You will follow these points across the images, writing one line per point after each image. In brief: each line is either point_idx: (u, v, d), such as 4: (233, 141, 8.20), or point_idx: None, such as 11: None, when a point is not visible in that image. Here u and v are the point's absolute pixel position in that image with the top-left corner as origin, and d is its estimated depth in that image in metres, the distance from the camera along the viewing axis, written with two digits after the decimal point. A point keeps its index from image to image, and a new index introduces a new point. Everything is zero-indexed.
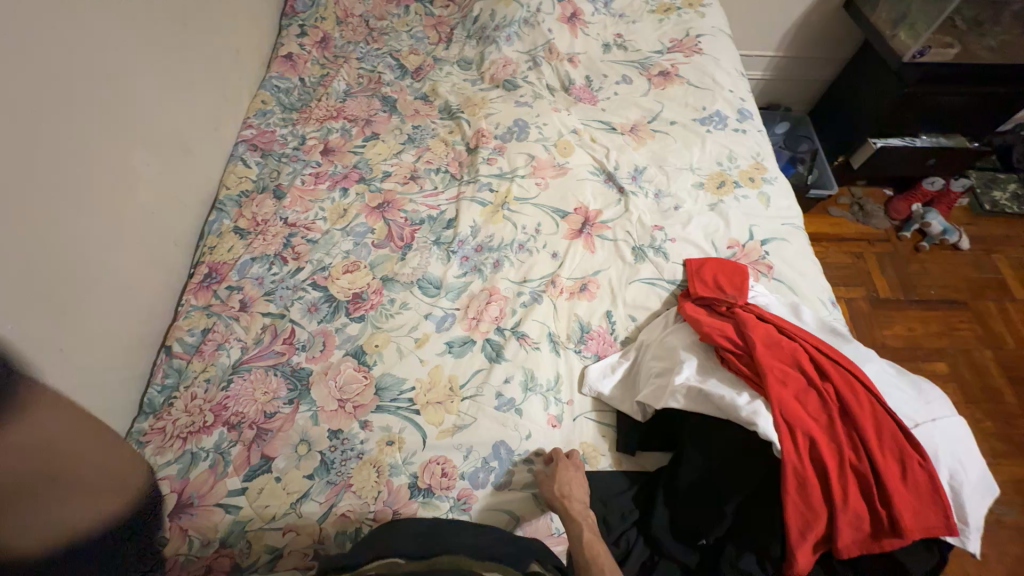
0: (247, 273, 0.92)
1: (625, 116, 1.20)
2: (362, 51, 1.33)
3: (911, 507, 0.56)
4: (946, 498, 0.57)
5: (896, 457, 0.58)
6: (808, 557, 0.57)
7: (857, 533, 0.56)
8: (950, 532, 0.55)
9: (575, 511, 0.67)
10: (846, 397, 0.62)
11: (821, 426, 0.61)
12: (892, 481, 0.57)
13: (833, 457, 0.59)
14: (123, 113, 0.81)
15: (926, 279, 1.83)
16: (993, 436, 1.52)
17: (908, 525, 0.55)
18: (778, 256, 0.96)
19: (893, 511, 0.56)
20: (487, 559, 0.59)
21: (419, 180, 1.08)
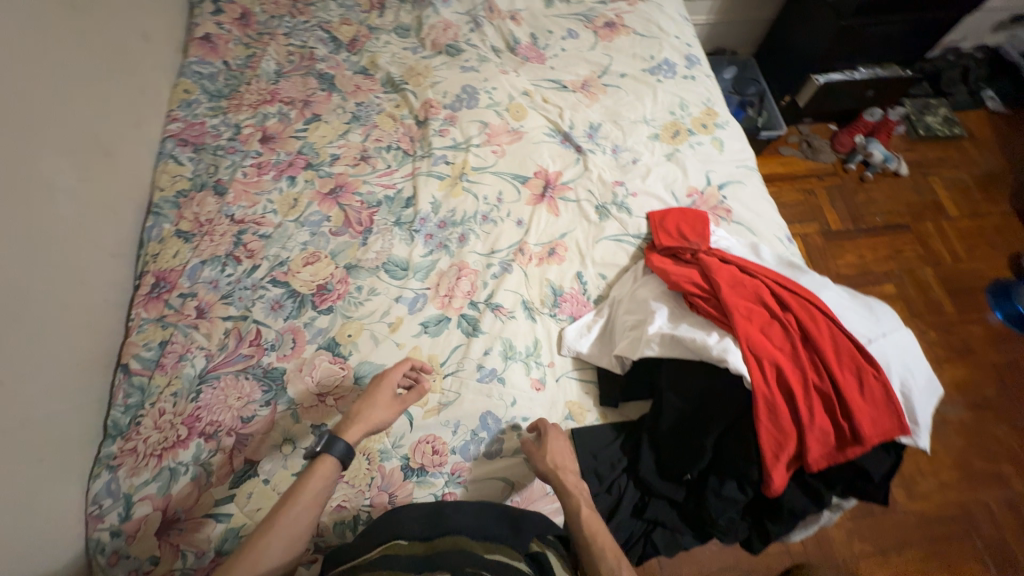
0: (199, 277, 0.86)
1: (575, 72, 1.17)
2: (289, 26, 1.23)
3: (869, 417, 0.60)
4: (900, 404, 0.61)
5: (854, 373, 0.62)
6: (782, 474, 0.61)
7: (824, 447, 0.61)
8: (904, 433, 0.60)
9: (568, 481, 0.68)
10: (807, 323, 0.66)
11: (785, 354, 0.64)
12: (851, 395, 0.61)
13: (797, 381, 0.62)
14: (26, 115, 0.71)
15: (872, 208, 1.94)
16: (935, 344, 1.67)
17: (868, 433, 0.60)
18: (735, 200, 0.99)
19: (854, 422, 0.60)
20: (486, 540, 0.63)
21: (370, 160, 1.03)
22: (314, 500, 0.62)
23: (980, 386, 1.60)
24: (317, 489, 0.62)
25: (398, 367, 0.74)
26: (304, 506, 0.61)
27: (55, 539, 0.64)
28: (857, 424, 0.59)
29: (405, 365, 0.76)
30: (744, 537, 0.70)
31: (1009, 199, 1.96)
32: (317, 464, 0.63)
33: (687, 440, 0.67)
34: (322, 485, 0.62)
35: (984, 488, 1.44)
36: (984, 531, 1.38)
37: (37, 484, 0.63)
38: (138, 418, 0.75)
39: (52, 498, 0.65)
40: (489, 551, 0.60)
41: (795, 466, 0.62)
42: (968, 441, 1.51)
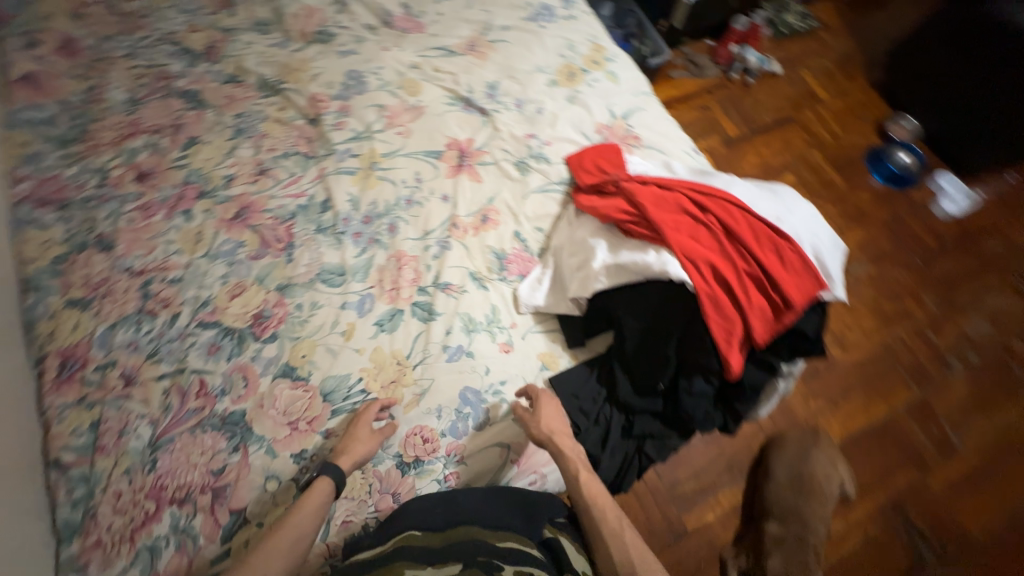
0: (112, 344, 0.77)
1: (458, 34, 1.13)
2: (127, 45, 1.08)
3: (794, 284, 0.68)
4: (815, 267, 0.69)
5: (773, 252, 0.69)
6: (738, 356, 0.68)
7: (765, 322, 0.68)
8: (824, 290, 0.68)
9: (565, 446, 0.71)
10: (728, 220, 0.72)
11: (715, 251, 0.70)
12: (776, 271, 0.68)
13: (731, 272, 0.69)
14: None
15: (759, 109, 2.10)
16: (835, 217, 1.89)
17: (797, 299, 0.67)
18: (641, 126, 1.03)
19: (783, 293, 0.67)
20: (502, 529, 0.67)
21: (270, 172, 0.95)
22: (311, 520, 0.65)
23: (876, 242, 1.85)
24: (315, 506, 0.65)
25: (369, 406, 0.74)
26: (303, 521, 0.64)
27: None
28: (786, 294, 0.67)
29: (373, 406, 0.74)
30: (721, 424, 0.77)
31: (865, 75, 2.20)
32: (318, 481, 0.67)
33: (653, 354, 0.72)
34: (318, 506, 0.66)
35: (897, 325, 1.69)
36: (903, 359, 1.64)
37: None
38: (93, 510, 0.68)
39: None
40: (502, 539, 0.65)
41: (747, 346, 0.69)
42: (877, 290, 1.75)
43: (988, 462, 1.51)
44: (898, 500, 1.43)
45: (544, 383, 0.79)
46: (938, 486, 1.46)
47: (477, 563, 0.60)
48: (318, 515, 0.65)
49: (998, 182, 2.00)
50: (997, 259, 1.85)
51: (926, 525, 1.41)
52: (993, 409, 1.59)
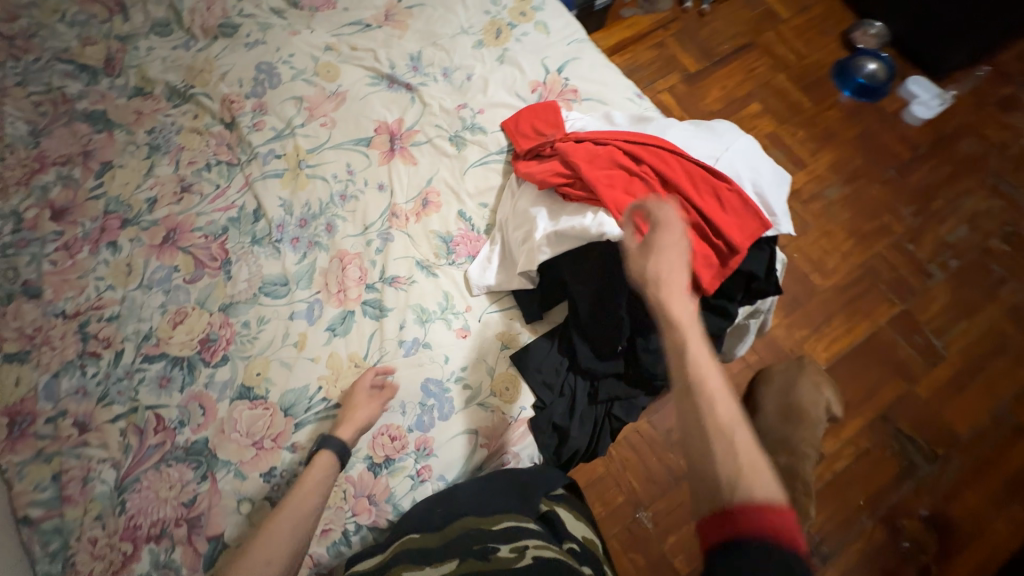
0: (60, 393, 0.75)
1: (373, 5, 1.04)
2: (18, 73, 0.99)
3: (736, 226, 0.64)
4: (757, 205, 0.65)
5: (712, 195, 0.66)
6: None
7: (711, 270, 0.64)
8: (768, 228, 0.64)
9: (670, 297, 0.54)
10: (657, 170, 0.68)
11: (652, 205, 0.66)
12: (716, 214, 0.64)
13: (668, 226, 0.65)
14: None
15: (718, 37, 2.00)
16: (806, 141, 1.83)
17: (740, 241, 0.63)
18: (577, 78, 0.97)
19: (725, 237, 0.63)
20: (497, 510, 0.66)
21: (194, 188, 0.90)
22: (311, 500, 0.64)
23: (849, 160, 1.80)
24: (315, 480, 0.65)
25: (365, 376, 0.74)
26: (305, 494, 0.64)
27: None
28: (728, 238, 0.63)
29: (368, 375, 0.74)
30: (688, 374, 0.76)
31: None
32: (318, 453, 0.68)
33: (607, 315, 0.71)
34: (316, 482, 0.65)
35: (876, 243, 1.67)
36: (884, 276, 1.63)
37: None
38: (70, 559, 0.67)
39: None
40: (497, 522, 0.64)
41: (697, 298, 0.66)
42: (853, 210, 1.72)
43: (974, 363, 1.53)
44: (888, 414, 1.46)
45: (507, 363, 0.77)
46: (926, 394, 1.49)
47: (472, 552, 0.59)
48: (317, 493, 0.65)
49: (972, 78, 1.92)
50: (974, 159, 1.80)
51: (917, 433, 1.44)
52: (977, 311, 1.59)
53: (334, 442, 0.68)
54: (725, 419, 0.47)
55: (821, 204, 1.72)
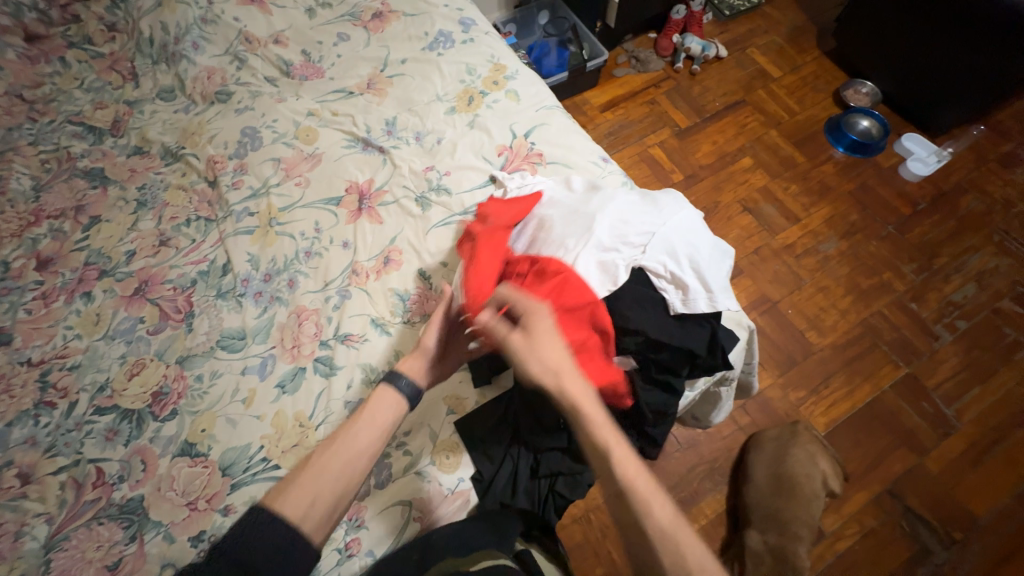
0: (11, 442, 0.77)
1: (358, 74, 1.12)
2: (33, 133, 1.09)
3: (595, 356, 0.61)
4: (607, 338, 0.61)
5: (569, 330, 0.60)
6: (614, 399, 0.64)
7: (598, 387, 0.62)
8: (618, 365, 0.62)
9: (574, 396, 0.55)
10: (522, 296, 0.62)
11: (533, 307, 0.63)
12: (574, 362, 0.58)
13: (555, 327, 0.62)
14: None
15: (709, 95, 2.06)
16: (800, 195, 1.82)
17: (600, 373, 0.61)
18: (543, 143, 1.00)
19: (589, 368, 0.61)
20: (474, 550, 0.64)
21: (171, 242, 0.94)
22: (373, 432, 0.67)
23: (845, 215, 1.77)
24: (374, 413, 0.68)
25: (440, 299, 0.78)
26: (360, 429, 0.66)
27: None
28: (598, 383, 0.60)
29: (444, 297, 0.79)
30: (637, 448, 0.73)
31: (817, 45, 2.14)
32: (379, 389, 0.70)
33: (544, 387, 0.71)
34: (376, 415, 0.68)
35: (876, 300, 1.61)
36: (886, 335, 1.55)
37: None
38: None
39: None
40: (476, 561, 0.62)
41: (629, 371, 0.64)
42: (850, 265, 1.67)
43: (990, 435, 1.41)
44: (894, 488, 1.34)
45: (450, 430, 0.75)
46: (937, 468, 1.37)
47: None
48: (379, 425, 0.67)
49: (969, 136, 1.90)
50: (977, 216, 1.75)
51: (929, 511, 1.32)
52: (989, 377, 1.49)
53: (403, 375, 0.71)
54: (666, 523, 0.51)
55: (815, 259, 1.68)
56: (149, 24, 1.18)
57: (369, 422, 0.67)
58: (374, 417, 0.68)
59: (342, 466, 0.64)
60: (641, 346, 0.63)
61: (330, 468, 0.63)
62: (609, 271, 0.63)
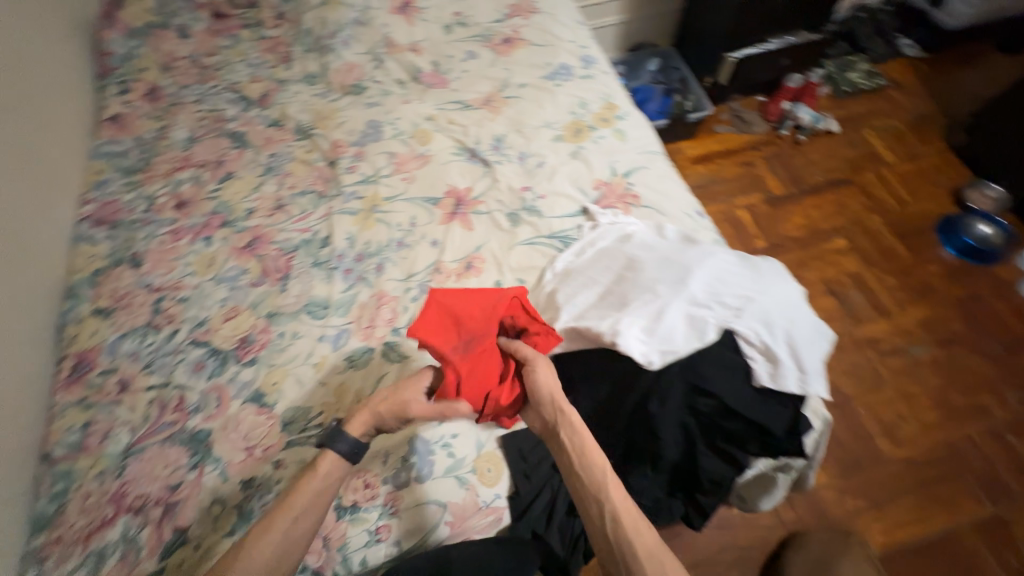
0: (119, 351, 0.86)
1: (478, 90, 1.21)
2: (198, 93, 1.26)
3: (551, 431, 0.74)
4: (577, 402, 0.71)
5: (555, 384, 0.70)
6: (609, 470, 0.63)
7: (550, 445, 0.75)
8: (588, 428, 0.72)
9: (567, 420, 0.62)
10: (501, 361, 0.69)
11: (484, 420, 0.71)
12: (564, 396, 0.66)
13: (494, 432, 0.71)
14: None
15: (812, 168, 1.98)
16: (896, 289, 1.68)
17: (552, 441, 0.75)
18: (641, 185, 1.01)
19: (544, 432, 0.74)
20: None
21: (286, 208, 1.05)
22: (311, 512, 0.62)
23: (945, 322, 1.61)
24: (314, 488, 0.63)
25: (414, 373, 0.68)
26: (299, 506, 0.62)
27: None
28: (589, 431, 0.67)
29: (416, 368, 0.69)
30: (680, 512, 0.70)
31: (944, 137, 2.00)
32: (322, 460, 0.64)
33: (605, 427, 0.66)
34: (314, 492, 0.63)
35: (968, 422, 1.44)
36: (975, 466, 1.37)
37: None
38: (64, 505, 0.74)
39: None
40: None
41: (692, 431, 0.61)
42: (943, 377, 1.51)
43: None
44: None
45: (494, 442, 0.75)
46: None
47: None
48: (319, 504, 0.63)
49: None
50: None
51: None
52: None
53: (346, 438, 0.65)
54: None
55: (902, 362, 1.53)
56: (312, 18, 1.34)
57: (309, 498, 0.63)
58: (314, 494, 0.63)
59: (281, 544, 0.60)
60: (712, 410, 0.59)
61: (267, 553, 0.59)
62: (698, 327, 0.60)
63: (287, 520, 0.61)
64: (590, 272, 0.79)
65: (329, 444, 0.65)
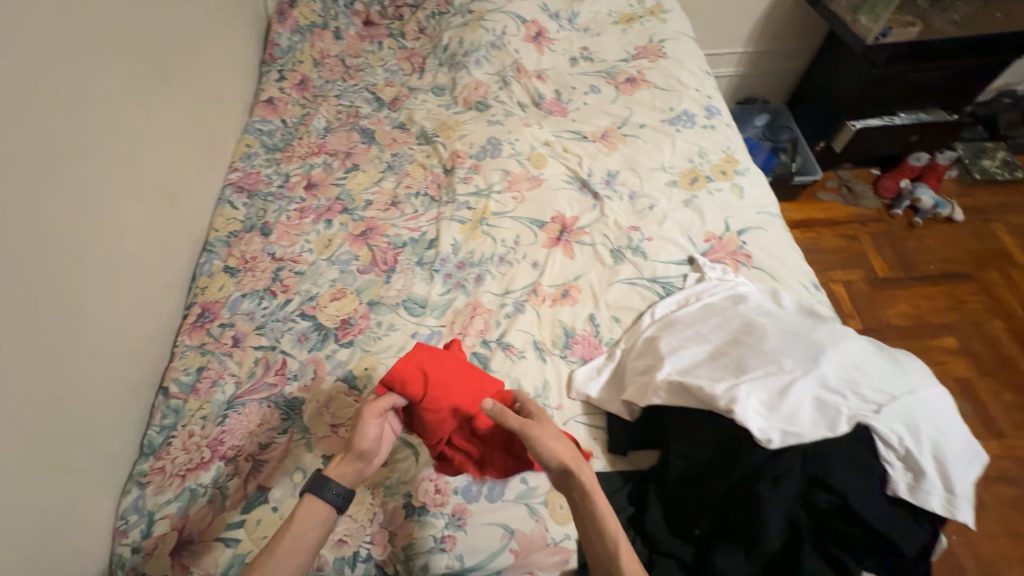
0: (238, 309, 0.95)
1: (596, 123, 1.23)
2: (340, 88, 1.39)
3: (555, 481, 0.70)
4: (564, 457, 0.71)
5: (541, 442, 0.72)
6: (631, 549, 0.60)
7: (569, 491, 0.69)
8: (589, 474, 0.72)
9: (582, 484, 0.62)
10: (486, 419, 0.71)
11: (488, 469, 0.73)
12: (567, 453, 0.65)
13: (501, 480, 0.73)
14: (105, 157, 0.83)
15: (926, 255, 1.81)
16: (1013, 408, 1.48)
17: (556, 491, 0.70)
18: (755, 246, 0.97)
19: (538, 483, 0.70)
20: None
21: (400, 205, 1.11)
22: (298, 557, 0.59)
23: None
24: (300, 532, 0.61)
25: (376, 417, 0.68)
26: (288, 549, 0.59)
27: (74, 553, 0.68)
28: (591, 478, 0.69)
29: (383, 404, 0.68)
30: None
31: None
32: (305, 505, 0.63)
33: (700, 494, 0.62)
34: (301, 536, 0.61)
35: None
36: None
37: (61, 503, 0.67)
38: (170, 439, 0.81)
39: (60, 513, 0.67)
40: None
41: (803, 525, 0.56)
42: None
43: None
44: None
45: None
46: None
47: None
48: (305, 547, 0.60)
49: None
50: None
51: None
52: None
53: (332, 488, 0.64)
54: None
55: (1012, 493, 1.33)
56: (451, 35, 1.43)
57: (294, 544, 0.60)
58: (302, 538, 0.61)
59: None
60: (833, 509, 0.55)
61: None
62: (829, 415, 0.56)
63: (269, 573, 0.57)
64: (699, 327, 0.77)
65: (310, 493, 0.63)
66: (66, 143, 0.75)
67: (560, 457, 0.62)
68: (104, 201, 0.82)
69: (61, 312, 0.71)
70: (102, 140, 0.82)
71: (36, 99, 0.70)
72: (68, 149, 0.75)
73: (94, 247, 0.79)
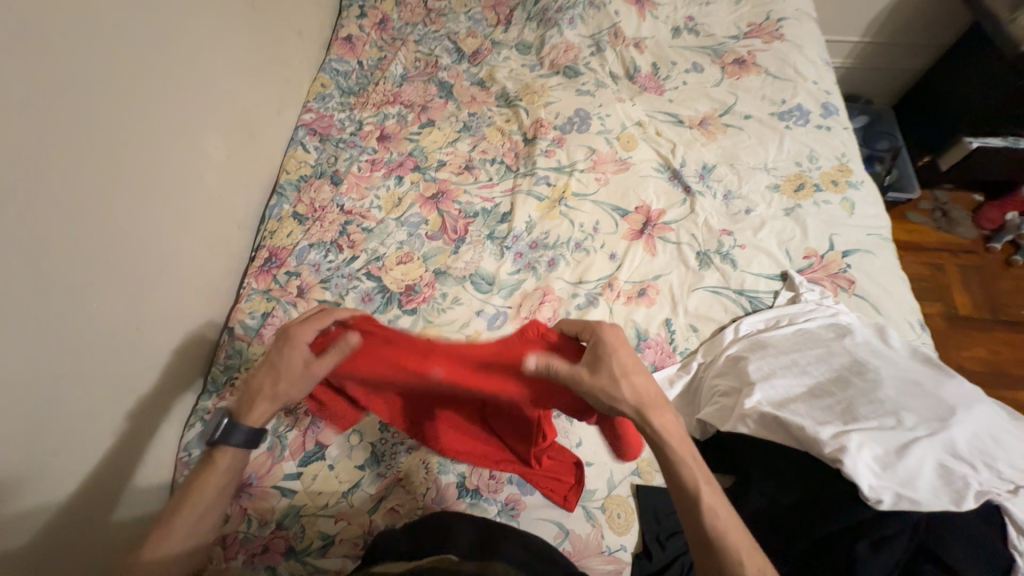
0: (305, 259, 0.93)
1: (694, 108, 1.12)
2: (420, 34, 1.30)
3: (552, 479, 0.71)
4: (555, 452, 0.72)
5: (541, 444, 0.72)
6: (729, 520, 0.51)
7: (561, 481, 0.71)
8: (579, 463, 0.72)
9: (660, 421, 0.54)
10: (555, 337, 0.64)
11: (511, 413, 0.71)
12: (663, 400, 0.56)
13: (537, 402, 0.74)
14: (188, 85, 0.80)
15: (1018, 298, 1.58)
16: None
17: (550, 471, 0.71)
18: (861, 270, 0.87)
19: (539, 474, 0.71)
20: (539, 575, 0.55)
21: (473, 170, 1.05)
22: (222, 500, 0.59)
23: None
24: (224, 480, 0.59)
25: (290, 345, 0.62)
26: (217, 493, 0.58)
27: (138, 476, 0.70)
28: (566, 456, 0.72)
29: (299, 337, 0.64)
30: None
31: None
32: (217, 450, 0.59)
33: (777, 535, 0.59)
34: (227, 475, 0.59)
35: None
36: None
37: (128, 428, 0.69)
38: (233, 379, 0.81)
39: (128, 436, 0.69)
40: None
41: None
42: None
43: None
44: None
45: (629, 489, 0.71)
46: None
47: None
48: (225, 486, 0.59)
49: None
50: None
51: None
52: None
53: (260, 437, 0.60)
54: None
55: None
56: None
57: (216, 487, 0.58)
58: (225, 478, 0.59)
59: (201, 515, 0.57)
60: None
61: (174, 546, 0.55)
62: (954, 487, 0.52)
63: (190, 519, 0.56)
64: (798, 356, 0.70)
65: (215, 443, 0.58)
66: (148, 66, 0.71)
67: (636, 388, 0.55)
68: (186, 130, 0.79)
69: (143, 242, 0.71)
70: (185, 67, 0.79)
71: (123, 20, 0.67)
72: (150, 72, 0.72)
73: (177, 180, 0.77)
